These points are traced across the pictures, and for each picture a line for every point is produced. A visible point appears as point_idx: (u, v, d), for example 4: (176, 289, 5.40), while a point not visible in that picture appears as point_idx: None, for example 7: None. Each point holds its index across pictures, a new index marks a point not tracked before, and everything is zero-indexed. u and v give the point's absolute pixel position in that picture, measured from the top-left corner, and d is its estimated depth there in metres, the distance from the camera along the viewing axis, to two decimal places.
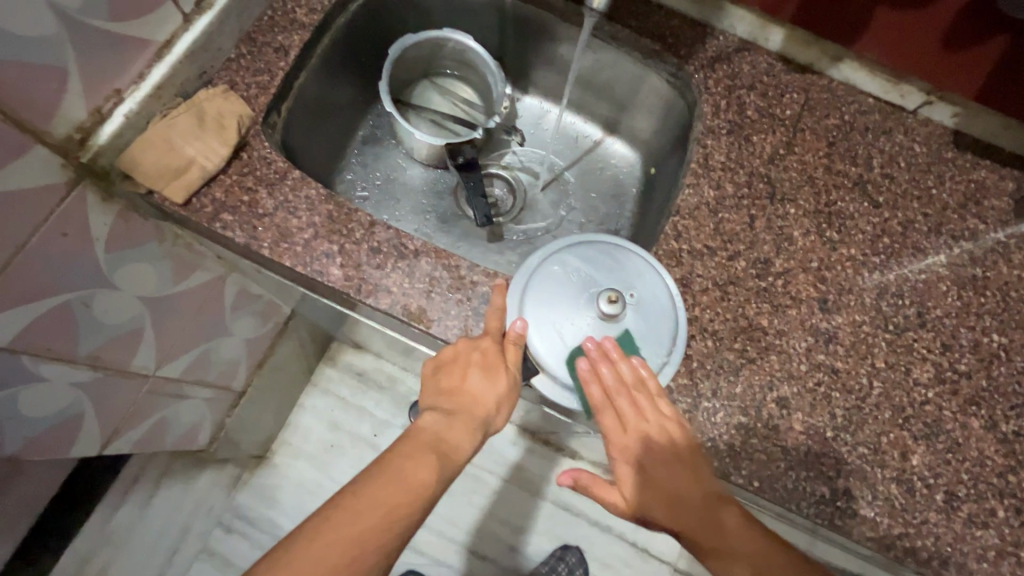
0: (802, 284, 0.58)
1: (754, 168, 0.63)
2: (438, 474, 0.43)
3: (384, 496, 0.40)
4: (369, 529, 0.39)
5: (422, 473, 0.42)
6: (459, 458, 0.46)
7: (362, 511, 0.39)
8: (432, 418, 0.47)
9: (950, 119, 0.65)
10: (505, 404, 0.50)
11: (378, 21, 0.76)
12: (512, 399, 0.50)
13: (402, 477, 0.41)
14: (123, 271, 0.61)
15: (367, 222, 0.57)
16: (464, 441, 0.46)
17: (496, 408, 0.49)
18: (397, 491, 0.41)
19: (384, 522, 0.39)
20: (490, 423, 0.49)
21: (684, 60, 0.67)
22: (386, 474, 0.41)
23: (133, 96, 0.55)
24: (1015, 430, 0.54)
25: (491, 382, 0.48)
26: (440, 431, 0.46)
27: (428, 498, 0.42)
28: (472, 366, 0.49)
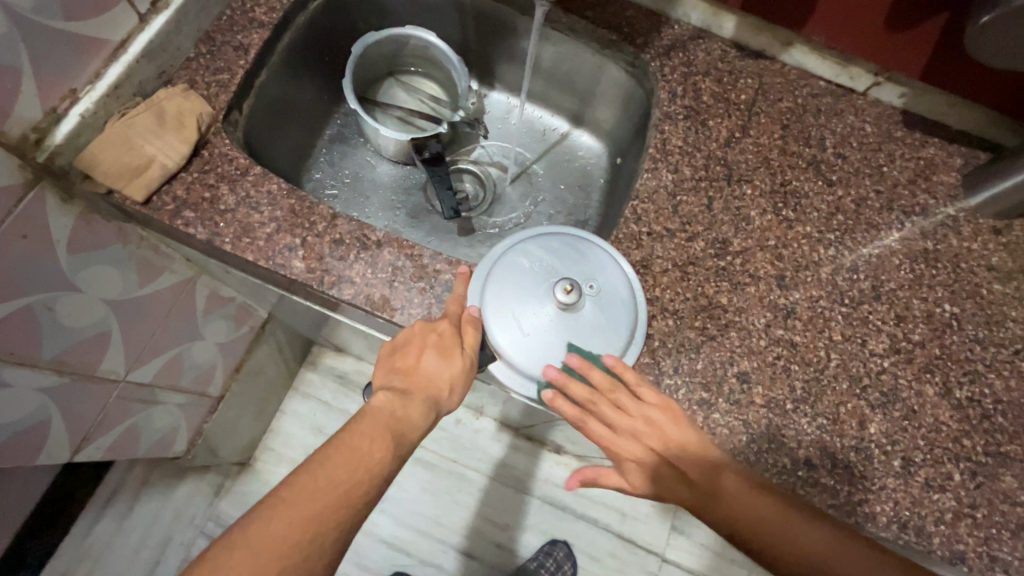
0: (760, 262, 0.60)
1: (711, 151, 0.64)
2: (394, 452, 0.44)
3: (342, 474, 0.40)
4: (325, 506, 0.39)
5: (378, 451, 0.43)
6: (413, 437, 0.46)
7: (319, 490, 0.39)
8: (387, 397, 0.47)
9: (899, 99, 0.67)
10: (459, 386, 0.50)
11: (340, 20, 0.76)
12: (465, 382, 0.50)
13: (359, 455, 0.42)
14: (87, 272, 0.61)
15: (330, 215, 0.57)
16: (418, 420, 0.47)
17: (450, 389, 0.49)
18: (354, 468, 0.41)
19: (340, 499, 0.39)
20: (444, 404, 0.49)
21: (641, 49, 0.68)
22: (344, 453, 0.42)
23: (89, 96, 0.55)
24: (969, 396, 0.56)
25: (445, 363, 0.49)
26: (396, 410, 0.46)
27: (385, 474, 0.42)
28: (428, 346, 0.49)
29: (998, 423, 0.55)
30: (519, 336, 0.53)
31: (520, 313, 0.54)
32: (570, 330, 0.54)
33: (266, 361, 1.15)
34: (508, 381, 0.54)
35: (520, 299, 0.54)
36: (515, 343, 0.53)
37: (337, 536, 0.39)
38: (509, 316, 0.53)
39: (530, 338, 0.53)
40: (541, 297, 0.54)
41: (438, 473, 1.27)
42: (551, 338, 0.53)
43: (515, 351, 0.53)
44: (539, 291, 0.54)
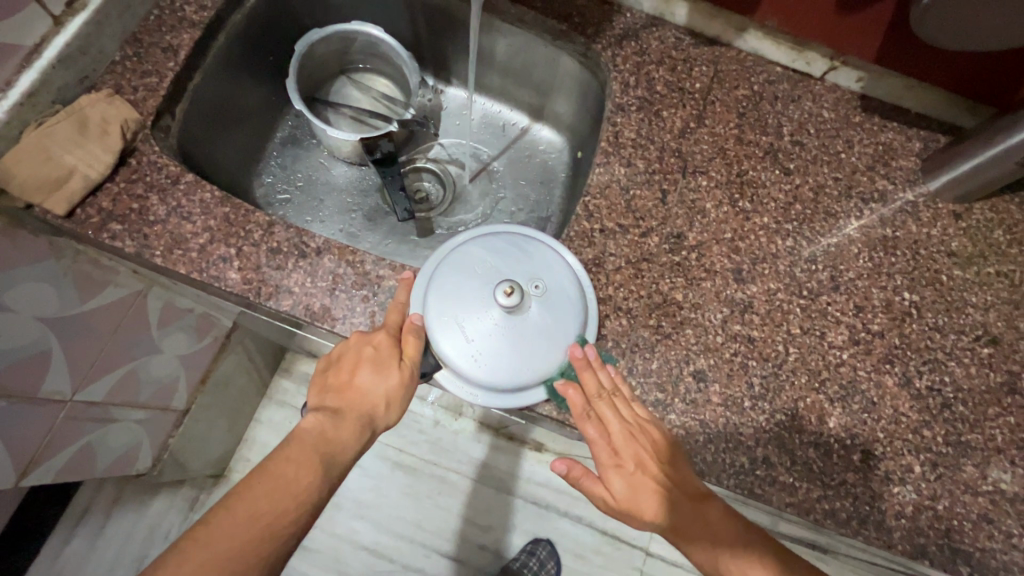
0: (716, 255, 0.58)
1: (665, 143, 0.62)
2: (322, 479, 0.42)
3: (264, 504, 0.39)
4: (240, 542, 0.38)
5: (305, 478, 0.41)
6: (344, 459, 0.44)
7: (235, 526, 0.38)
8: (316, 418, 0.45)
9: (856, 84, 0.65)
10: (398, 400, 0.48)
11: (283, 17, 0.73)
12: (405, 395, 0.48)
13: (284, 483, 0.40)
14: (16, 291, 0.59)
15: (266, 222, 0.55)
16: (350, 440, 0.44)
17: (387, 404, 0.47)
18: (277, 497, 0.40)
19: (258, 534, 0.38)
20: (381, 420, 0.47)
21: (592, 39, 0.66)
22: (265, 483, 0.40)
23: (1, 106, 0.52)
24: (929, 385, 0.55)
25: (381, 377, 0.47)
26: (326, 431, 0.44)
27: (314, 501, 0.41)
28: (363, 360, 0.47)
29: (958, 412, 0.54)
30: (463, 342, 0.51)
31: (463, 319, 0.51)
32: (517, 334, 0.51)
33: (234, 372, 1.12)
34: (455, 389, 0.52)
35: (463, 304, 0.52)
36: (459, 351, 0.51)
37: (255, 572, 0.38)
38: (451, 322, 0.51)
39: (475, 345, 0.51)
40: (485, 300, 0.52)
41: (417, 478, 1.25)
42: (497, 343, 0.51)
43: (460, 359, 0.51)
44: (482, 295, 0.52)
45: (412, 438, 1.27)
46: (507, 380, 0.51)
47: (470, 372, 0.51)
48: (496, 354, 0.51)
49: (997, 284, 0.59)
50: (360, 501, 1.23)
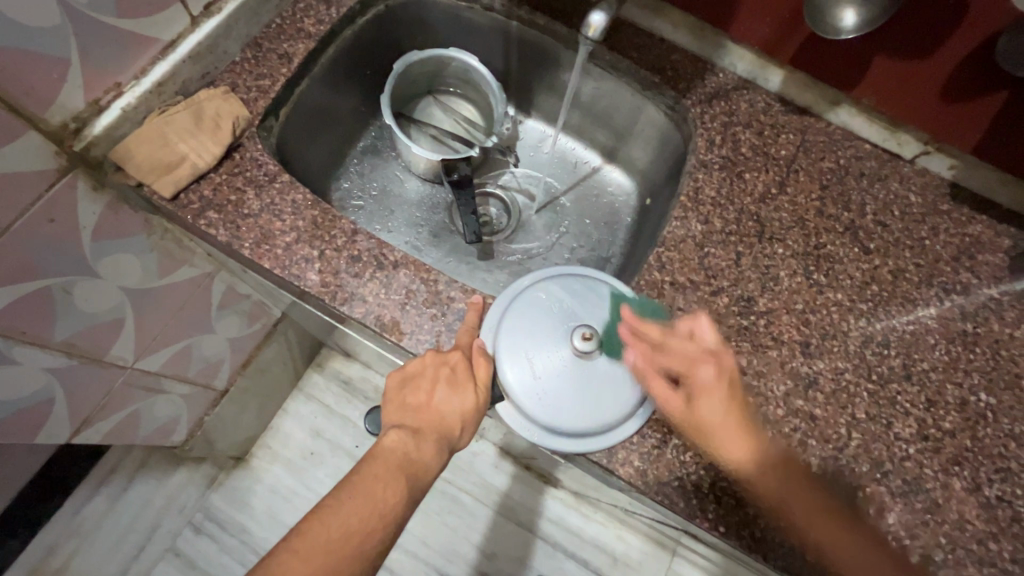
0: (785, 325, 0.57)
1: (744, 206, 0.62)
2: (406, 497, 0.44)
3: (353, 520, 0.41)
4: (334, 557, 0.40)
5: (390, 495, 0.44)
6: (425, 478, 0.47)
7: (329, 541, 0.40)
8: (399, 437, 0.47)
9: (947, 171, 0.64)
10: (472, 421, 0.50)
11: (388, 36, 0.77)
12: (477, 415, 0.50)
13: (372, 499, 0.43)
14: (108, 260, 0.62)
15: (350, 230, 0.57)
16: (430, 462, 0.47)
17: (461, 426, 0.49)
18: (365, 513, 0.42)
19: (347, 551, 0.40)
20: (455, 441, 0.49)
21: (683, 94, 0.67)
22: (356, 496, 0.43)
23: (132, 91, 0.56)
24: (999, 495, 0.52)
25: (459, 397, 0.49)
26: (409, 452, 0.46)
27: (396, 519, 0.43)
28: (439, 380, 0.49)
29: None
30: (529, 377, 0.52)
31: (533, 356, 0.53)
32: (583, 377, 0.52)
33: (275, 359, 1.14)
34: (514, 425, 0.53)
35: (534, 341, 0.53)
36: (524, 386, 0.52)
37: None
38: (522, 356, 0.53)
39: (541, 382, 0.52)
40: (556, 341, 0.53)
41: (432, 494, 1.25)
42: (563, 383, 0.52)
43: (524, 394, 0.52)
44: (554, 334, 0.54)
45: None
46: (566, 424, 0.52)
47: (534, 407, 0.52)
48: (561, 394, 0.52)
49: None
50: None
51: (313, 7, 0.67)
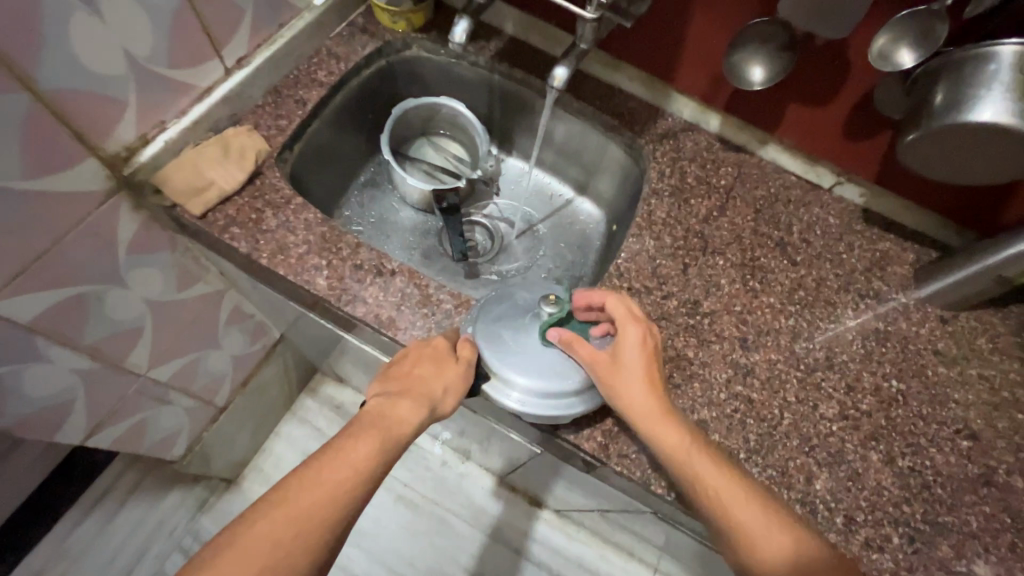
0: (726, 324, 0.67)
1: (690, 226, 0.73)
2: (378, 454, 0.51)
3: (340, 464, 0.49)
4: (324, 493, 0.48)
5: (373, 443, 0.51)
6: (407, 431, 0.54)
7: (320, 480, 0.48)
8: (381, 400, 0.55)
9: (859, 198, 0.76)
10: (455, 391, 0.58)
11: (386, 86, 0.88)
12: (459, 388, 0.58)
13: (357, 447, 0.51)
14: (136, 272, 0.71)
15: (354, 243, 0.67)
16: (411, 417, 0.54)
17: (442, 390, 0.57)
18: (351, 458, 0.50)
19: (337, 488, 0.48)
20: (438, 402, 0.56)
21: (638, 135, 0.80)
22: (332, 456, 0.50)
23: (173, 127, 0.66)
24: (911, 465, 0.61)
25: (440, 371, 0.57)
26: (392, 408, 0.54)
27: (378, 463, 0.51)
28: (423, 356, 0.58)
29: (937, 494, 0.60)
30: (510, 355, 0.61)
31: (510, 338, 0.62)
32: (550, 352, 0.61)
33: (271, 380, 1.20)
34: (505, 400, 0.61)
35: (507, 325, 0.63)
36: (506, 363, 0.61)
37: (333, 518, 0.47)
38: (497, 337, 0.62)
39: (519, 358, 0.61)
40: (525, 323, 0.63)
41: (419, 514, 1.29)
42: (535, 357, 0.61)
43: (505, 369, 0.60)
44: (523, 319, 0.63)
45: (420, 473, 1.32)
46: (548, 389, 0.60)
47: (514, 381, 0.60)
48: (533, 366, 0.60)
49: (978, 384, 0.66)
50: (360, 528, 1.27)
51: (325, 62, 0.80)
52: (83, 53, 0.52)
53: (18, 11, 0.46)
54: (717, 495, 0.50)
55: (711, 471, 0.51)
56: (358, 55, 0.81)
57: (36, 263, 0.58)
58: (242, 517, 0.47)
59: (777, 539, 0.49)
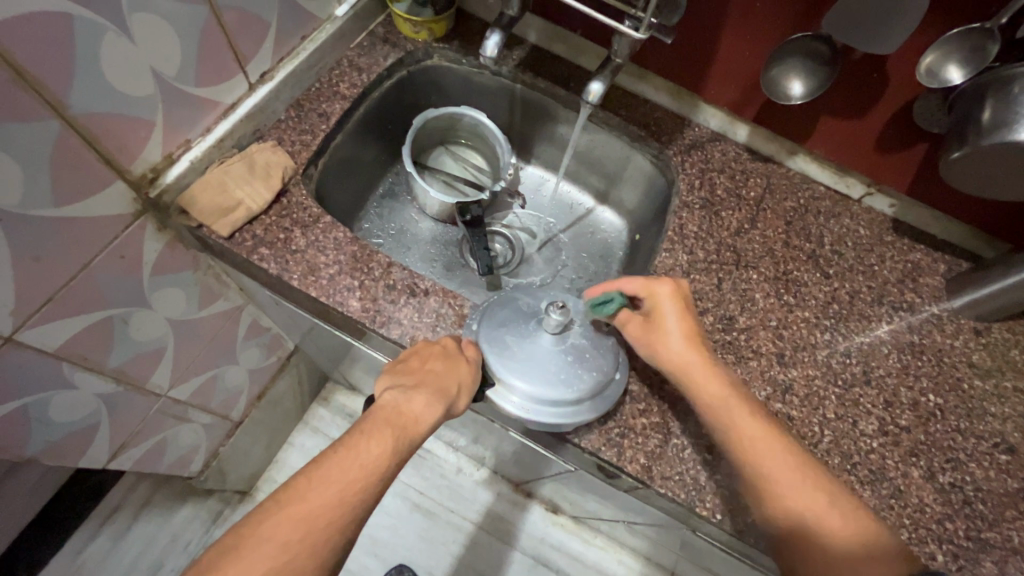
0: (763, 340, 0.67)
1: (723, 239, 0.73)
2: (392, 453, 0.49)
3: (355, 461, 0.47)
4: (340, 489, 0.45)
5: (388, 441, 0.49)
6: (421, 428, 0.52)
7: (333, 475, 0.46)
8: (394, 394, 0.53)
9: (889, 209, 0.75)
10: (467, 389, 0.57)
11: (406, 96, 0.86)
12: (471, 386, 0.58)
13: (370, 444, 0.48)
14: (159, 293, 0.69)
15: (386, 262, 0.66)
16: (426, 414, 0.53)
17: (456, 387, 0.56)
18: (366, 455, 0.48)
19: (354, 485, 0.46)
20: (453, 399, 0.55)
21: (665, 145, 0.79)
22: (342, 455, 0.47)
23: (199, 146, 0.64)
24: (951, 481, 0.61)
25: (452, 367, 0.57)
26: (404, 405, 0.52)
27: (393, 461, 0.49)
28: (435, 355, 0.58)
29: (978, 510, 0.60)
30: (512, 360, 0.61)
31: (512, 343, 0.62)
32: (551, 356, 0.61)
33: (286, 392, 1.19)
34: (508, 406, 0.60)
35: (512, 329, 0.63)
36: (508, 367, 0.60)
37: (350, 514, 0.45)
38: (501, 338, 0.62)
39: (521, 363, 0.61)
40: (529, 328, 0.63)
41: (435, 522, 1.28)
42: (537, 361, 0.61)
43: (506, 372, 0.60)
44: (528, 324, 0.63)
45: (435, 481, 1.31)
46: (552, 395, 0.59)
47: (512, 384, 0.60)
48: (536, 373, 0.60)
49: (1014, 397, 0.66)
50: (376, 538, 1.26)
51: (347, 74, 0.78)
52: (112, 76, 0.50)
53: (52, 38, 0.44)
54: (747, 446, 0.52)
55: (763, 441, 0.52)
56: (379, 66, 0.80)
57: (63, 290, 0.56)
58: (243, 518, 0.43)
59: (797, 488, 0.50)
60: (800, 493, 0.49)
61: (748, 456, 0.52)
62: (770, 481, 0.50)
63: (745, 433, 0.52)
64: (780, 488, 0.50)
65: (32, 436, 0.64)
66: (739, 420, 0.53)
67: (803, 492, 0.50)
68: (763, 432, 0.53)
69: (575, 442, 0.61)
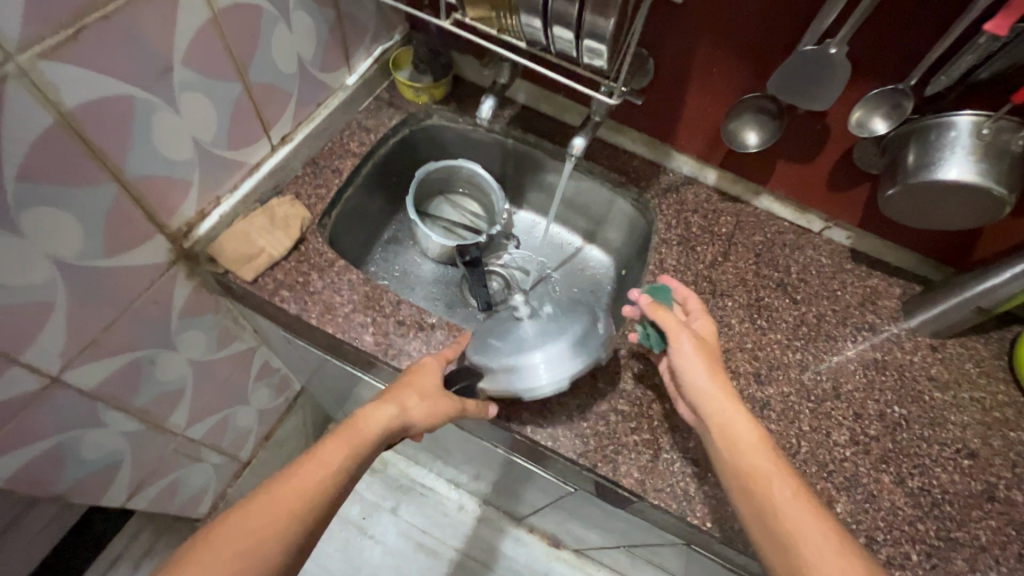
0: (740, 361, 0.73)
1: (699, 271, 0.80)
2: (339, 461, 0.51)
3: (307, 469, 0.50)
4: (294, 495, 0.48)
5: (337, 449, 0.52)
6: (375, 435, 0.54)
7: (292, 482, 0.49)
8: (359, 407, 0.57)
9: (846, 239, 0.84)
10: (430, 400, 0.59)
11: (409, 152, 0.96)
12: (433, 397, 0.59)
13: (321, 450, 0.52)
14: (184, 335, 0.74)
15: (396, 300, 0.73)
16: (382, 422, 0.55)
17: (417, 398, 0.58)
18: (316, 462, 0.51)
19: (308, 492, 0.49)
20: (413, 410, 0.58)
21: (644, 190, 0.88)
22: (299, 461, 0.51)
23: (228, 201, 0.72)
24: (920, 485, 0.66)
25: (417, 381, 0.60)
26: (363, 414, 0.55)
27: (342, 467, 0.51)
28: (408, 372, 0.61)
29: (946, 511, 0.65)
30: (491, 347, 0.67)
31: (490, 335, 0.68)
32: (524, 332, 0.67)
33: (292, 432, 1.22)
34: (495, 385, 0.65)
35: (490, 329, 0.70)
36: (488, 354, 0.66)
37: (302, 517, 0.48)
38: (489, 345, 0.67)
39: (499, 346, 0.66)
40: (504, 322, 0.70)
41: (438, 561, 1.28)
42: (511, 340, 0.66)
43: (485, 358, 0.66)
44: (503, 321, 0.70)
45: (437, 520, 1.33)
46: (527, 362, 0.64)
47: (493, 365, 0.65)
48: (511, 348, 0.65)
49: (971, 406, 0.72)
50: None
51: (356, 134, 0.87)
52: (161, 146, 0.58)
53: (120, 119, 0.52)
54: (776, 500, 0.51)
55: (791, 502, 0.51)
56: (385, 127, 0.89)
57: (104, 333, 0.62)
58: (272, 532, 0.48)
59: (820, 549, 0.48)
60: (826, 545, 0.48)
61: (777, 519, 0.50)
62: (788, 534, 0.49)
63: (777, 488, 0.51)
64: (805, 549, 0.48)
65: (61, 474, 0.68)
66: (768, 477, 0.52)
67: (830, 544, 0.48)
68: (794, 489, 0.52)
69: (575, 460, 0.66)
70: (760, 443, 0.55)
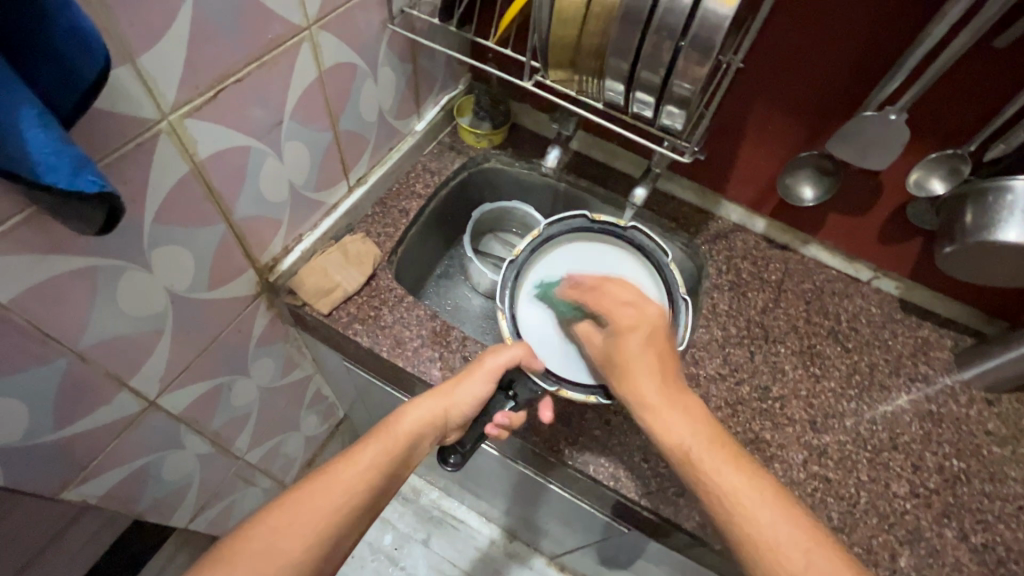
0: (795, 408, 0.75)
1: (751, 317, 0.83)
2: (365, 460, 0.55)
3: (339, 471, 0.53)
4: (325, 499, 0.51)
5: (365, 447, 0.57)
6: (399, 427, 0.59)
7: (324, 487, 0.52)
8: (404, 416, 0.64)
9: (895, 289, 0.86)
10: (447, 390, 0.63)
11: (467, 193, 1.01)
12: (449, 387, 0.63)
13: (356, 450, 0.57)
14: (257, 362, 0.78)
15: (461, 337, 0.76)
16: (403, 417, 0.61)
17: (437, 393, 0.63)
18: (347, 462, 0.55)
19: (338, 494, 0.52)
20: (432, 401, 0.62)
21: (694, 236, 0.91)
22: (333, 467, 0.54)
23: (308, 238, 0.77)
24: (984, 542, 0.66)
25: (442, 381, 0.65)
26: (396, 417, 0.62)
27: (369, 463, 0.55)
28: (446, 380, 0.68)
29: (1012, 570, 0.65)
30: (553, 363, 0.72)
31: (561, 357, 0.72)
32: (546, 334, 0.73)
33: None
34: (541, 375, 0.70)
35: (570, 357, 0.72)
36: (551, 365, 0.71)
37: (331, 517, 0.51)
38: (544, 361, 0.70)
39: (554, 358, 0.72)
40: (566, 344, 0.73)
41: None
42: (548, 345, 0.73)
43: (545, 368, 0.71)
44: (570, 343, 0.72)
45: (469, 554, 1.32)
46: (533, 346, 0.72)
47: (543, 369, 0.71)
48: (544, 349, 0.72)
49: None
50: None
51: (421, 176, 0.93)
52: (263, 189, 0.63)
53: (235, 165, 0.58)
54: (750, 517, 0.50)
55: (771, 517, 0.50)
56: (448, 170, 0.94)
57: (197, 359, 0.66)
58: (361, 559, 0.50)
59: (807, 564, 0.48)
60: (823, 565, 0.47)
61: (755, 537, 0.50)
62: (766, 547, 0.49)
63: (748, 501, 0.51)
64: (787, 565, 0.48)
65: (143, 493, 0.71)
66: (741, 492, 0.51)
67: (817, 561, 0.48)
68: (764, 499, 0.51)
69: (635, 501, 0.68)
70: (726, 449, 0.54)
